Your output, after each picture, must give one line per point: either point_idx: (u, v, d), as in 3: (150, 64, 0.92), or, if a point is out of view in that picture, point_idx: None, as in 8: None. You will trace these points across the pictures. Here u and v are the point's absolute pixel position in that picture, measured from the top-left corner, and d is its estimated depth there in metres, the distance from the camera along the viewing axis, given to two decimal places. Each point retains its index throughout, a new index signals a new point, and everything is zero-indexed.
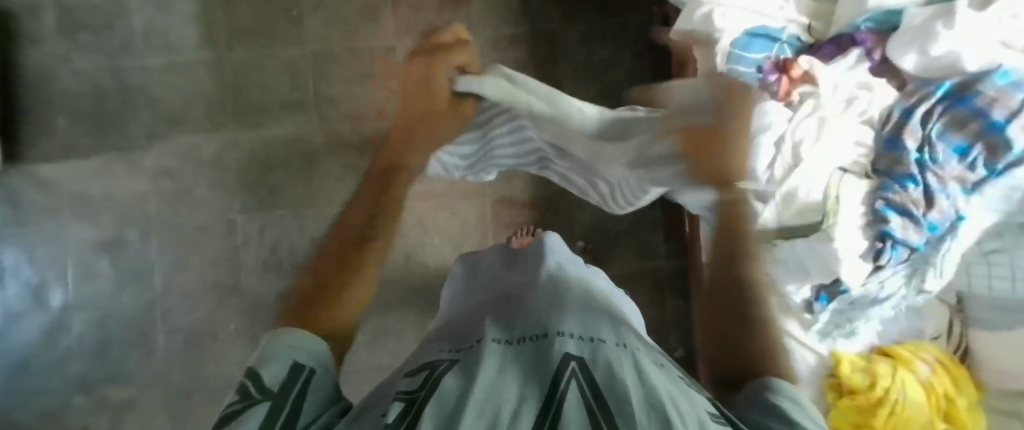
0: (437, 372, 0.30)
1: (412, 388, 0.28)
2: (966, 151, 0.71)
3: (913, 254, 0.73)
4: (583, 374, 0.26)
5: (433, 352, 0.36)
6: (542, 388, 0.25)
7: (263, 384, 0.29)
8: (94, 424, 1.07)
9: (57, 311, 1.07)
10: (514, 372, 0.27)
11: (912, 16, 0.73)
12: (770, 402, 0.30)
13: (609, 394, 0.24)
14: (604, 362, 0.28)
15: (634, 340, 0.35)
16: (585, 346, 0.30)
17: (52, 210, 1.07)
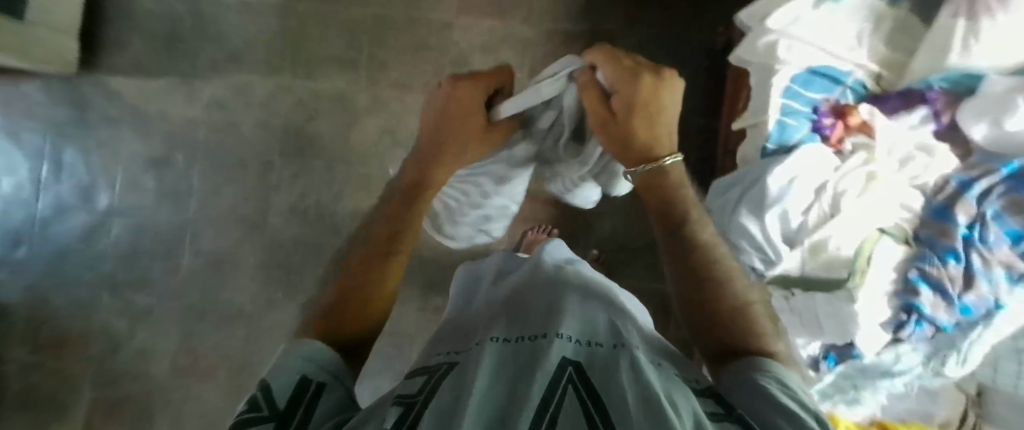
0: (439, 376, 0.29)
1: (410, 396, 0.27)
2: (1020, 236, 0.67)
3: (939, 333, 0.70)
4: (581, 382, 0.25)
5: (434, 357, 0.35)
6: (541, 393, 0.23)
7: (273, 397, 0.31)
8: (114, 322, 1.16)
9: (101, 212, 1.15)
10: (518, 375, 0.26)
11: (991, 84, 0.68)
12: (760, 384, 0.31)
13: (606, 404, 0.23)
14: (603, 367, 0.27)
15: (635, 340, 0.34)
16: (581, 349, 0.29)
17: (113, 118, 1.14)
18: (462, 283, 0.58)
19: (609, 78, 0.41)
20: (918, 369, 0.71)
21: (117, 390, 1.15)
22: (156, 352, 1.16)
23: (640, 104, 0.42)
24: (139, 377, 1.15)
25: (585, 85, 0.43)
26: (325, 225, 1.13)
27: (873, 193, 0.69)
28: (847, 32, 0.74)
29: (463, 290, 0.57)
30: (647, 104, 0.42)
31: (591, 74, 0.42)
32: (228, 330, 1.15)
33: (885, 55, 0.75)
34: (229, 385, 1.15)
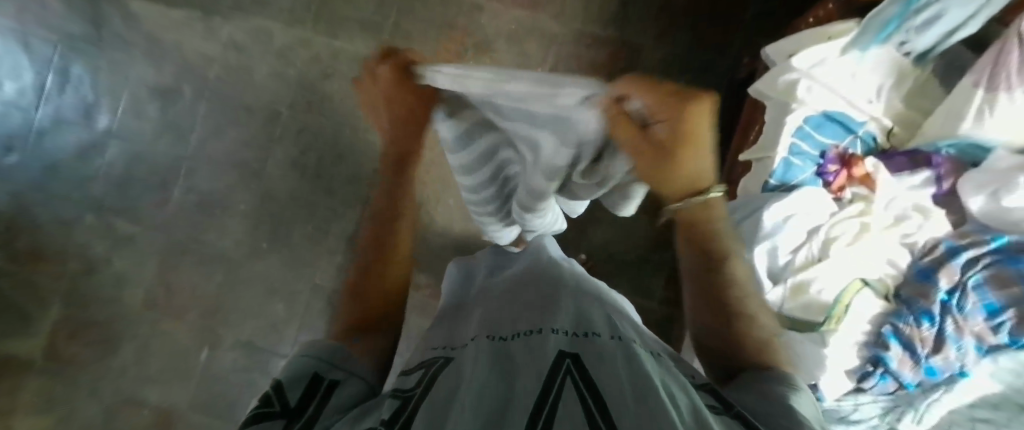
0: (434, 371, 0.29)
1: (406, 391, 0.28)
2: (996, 311, 0.67)
3: (900, 389, 0.70)
4: (578, 369, 0.25)
5: (427, 355, 0.36)
6: (540, 382, 0.24)
7: (285, 393, 0.32)
8: (94, 244, 1.15)
9: (99, 133, 1.14)
10: (514, 367, 0.26)
11: (996, 158, 0.69)
12: (775, 395, 0.32)
13: (604, 387, 0.23)
14: (600, 356, 0.27)
15: (631, 335, 0.34)
16: (578, 341, 0.30)
17: (127, 41, 1.13)
18: (455, 276, 0.58)
19: (648, 109, 0.24)
20: (873, 421, 0.70)
21: (86, 312, 1.14)
22: (132, 282, 1.15)
23: (681, 144, 0.27)
24: (110, 303, 1.15)
25: (613, 115, 0.25)
26: (322, 184, 1.13)
27: (861, 244, 0.70)
28: (867, 84, 0.75)
29: (456, 285, 0.56)
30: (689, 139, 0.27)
31: (620, 104, 0.25)
32: (207, 272, 1.15)
33: (902, 113, 0.77)
34: (200, 327, 1.15)
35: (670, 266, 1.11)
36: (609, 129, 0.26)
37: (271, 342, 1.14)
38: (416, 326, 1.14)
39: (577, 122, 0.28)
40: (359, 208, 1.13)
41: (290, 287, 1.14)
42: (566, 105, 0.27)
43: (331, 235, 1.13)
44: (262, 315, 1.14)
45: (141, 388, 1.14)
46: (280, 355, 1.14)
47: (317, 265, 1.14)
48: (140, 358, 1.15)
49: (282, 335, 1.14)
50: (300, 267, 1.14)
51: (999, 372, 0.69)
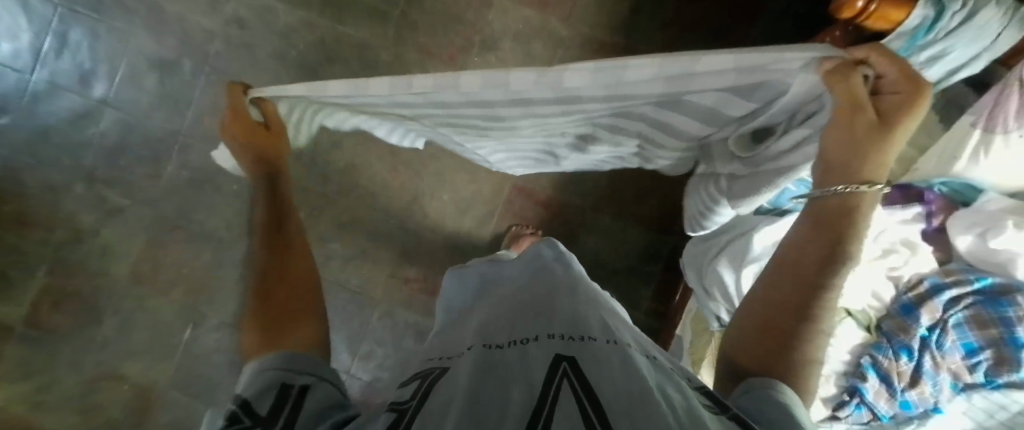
0: (430, 384, 0.32)
1: (406, 402, 0.31)
2: (974, 350, 0.66)
3: (875, 420, 0.71)
4: (575, 374, 0.28)
5: (426, 364, 0.39)
6: (536, 391, 0.27)
7: (254, 408, 0.31)
8: (82, 214, 1.13)
9: (94, 101, 1.12)
10: (511, 378, 0.30)
11: (988, 200, 0.70)
12: (773, 398, 0.33)
13: (600, 389, 0.27)
14: (596, 358, 0.31)
15: (625, 335, 0.37)
16: (572, 344, 0.33)
17: (129, 9, 1.11)
18: (453, 285, 0.60)
19: (884, 77, 0.34)
20: None
21: (70, 282, 1.14)
22: (119, 254, 1.14)
23: (893, 126, 0.35)
24: (95, 274, 1.14)
25: (843, 74, 0.33)
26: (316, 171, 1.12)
27: None
28: None
29: (453, 295, 0.58)
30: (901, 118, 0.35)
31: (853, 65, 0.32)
32: (195, 250, 1.14)
33: None
34: (184, 304, 1.14)
35: (658, 278, 1.12)
36: (834, 89, 0.34)
37: None
38: (401, 319, 1.14)
39: (800, 81, 0.36)
40: (351, 198, 1.12)
41: None
42: (784, 64, 0.33)
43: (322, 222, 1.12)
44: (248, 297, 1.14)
45: (121, 361, 1.14)
46: None
47: None
48: (122, 331, 1.14)
49: None
50: None
51: (973, 412, 0.70)
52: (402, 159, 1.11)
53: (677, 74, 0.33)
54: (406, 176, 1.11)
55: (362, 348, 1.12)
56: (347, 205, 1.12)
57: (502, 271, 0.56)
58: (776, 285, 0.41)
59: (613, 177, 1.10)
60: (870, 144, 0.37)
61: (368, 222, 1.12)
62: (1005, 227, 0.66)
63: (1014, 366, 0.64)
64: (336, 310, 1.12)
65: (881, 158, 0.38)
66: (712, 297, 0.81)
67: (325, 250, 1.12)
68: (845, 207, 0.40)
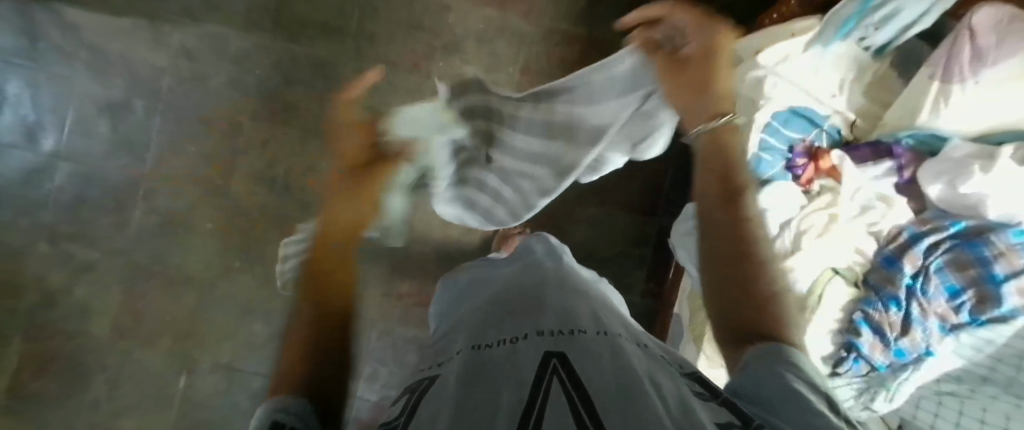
0: (418, 397, 0.30)
1: (395, 419, 0.29)
2: (957, 292, 0.71)
3: (873, 372, 0.74)
4: (565, 371, 0.28)
5: (416, 376, 0.37)
6: (527, 390, 0.26)
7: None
8: (50, 274, 1.08)
9: (45, 155, 1.07)
10: (501, 378, 0.28)
11: (953, 147, 0.73)
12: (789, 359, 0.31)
13: (591, 387, 0.26)
14: (587, 354, 0.30)
15: (615, 326, 0.37)
16: (562, 339, 0.32)
17: (67, 54, 1.05)
18: (442, 296, 0.58)
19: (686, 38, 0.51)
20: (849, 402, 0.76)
21: (47, 347, 1.08)
22: (95, 310, 1.09)
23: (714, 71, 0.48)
24: (74, 335, 1.09)
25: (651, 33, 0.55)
26: (293, 197, 1.09)
27: (832, 235, 0.73)
28: (829, 80, 0.78)
29: (444, 304, 0.56)
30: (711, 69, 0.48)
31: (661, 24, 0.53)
32: (176, 296, 1.10)
33: (863, 105, 0.80)
34: (172, 353, 1.10)
35: (650, 259, 1.13)
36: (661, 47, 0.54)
37: (252, 363, 1.10)
38: (401, 335, 1.13)
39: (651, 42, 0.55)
40: None
41: (266, 306, 1.10)
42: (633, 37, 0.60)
43: None
44: (238, 337, 1.10)
45: (114, 420, 1.10)
46: (261, 376, 1.11)
47: None
48: (112, 389, 1.10)
49: (262, 355, 1.10)
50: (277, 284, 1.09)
51: (961, 349, 0.75)
52: None
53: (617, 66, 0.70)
54: None
55: (366, 370, 1.11)
56: None
57: (486, 275, 0.53)
58: (710, 246, 0.41)
59: None
60: (703, 83, 0.48)
61: None
62: (971, 172, 0.69)
63: (995, 304, 0.69)
64: None
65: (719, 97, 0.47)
66: None
67: None
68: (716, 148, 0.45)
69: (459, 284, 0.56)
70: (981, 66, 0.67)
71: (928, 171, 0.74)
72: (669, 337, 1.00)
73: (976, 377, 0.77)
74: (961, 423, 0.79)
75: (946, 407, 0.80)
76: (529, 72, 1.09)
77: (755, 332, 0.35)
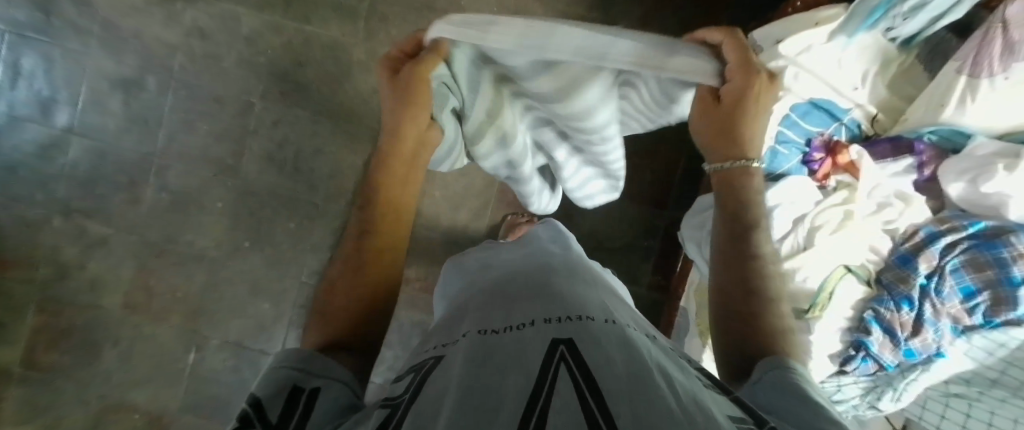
0: (423, 376, 0.30)
1: (399, 396, 0.29)
2: (972, 294, 0.70)
3: (880, 371, 0.74)
4: (572, 358, 0.27)
5: (420, 354, 0.37)
6: (533, 376, 0.26)
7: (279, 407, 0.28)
8: (65, 248, 1.10)
9: (59, 130, 1.08)
10: (507, 363, 0.28)
11: (977, 144, 0.71)
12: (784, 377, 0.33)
13: (599, 374, 0.26)
14: (594, 342, 0.30)
15: (624, 316, 0.37)
16: (569, 326, 0.32)
17: (81, 29, 1.05)
18: (450, 276, 0.58)
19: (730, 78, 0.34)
20: (854, 400, 0.77)
21: (62, 318, 1.11)
22: (108, 285, 1.11)
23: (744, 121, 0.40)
24: (87, 308, 1.11)
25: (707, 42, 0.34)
26: (302, 179, 1.09)
27: (847, 232, 0.72)
28: (852, 71, 0.75)
29: (452, 283, 0.56)
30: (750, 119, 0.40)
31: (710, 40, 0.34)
32: (186, 273, 1.11)
33: (886, 99, 0.78)
34: (183, 329, 1.12)
35: (658, 251, 1.12)
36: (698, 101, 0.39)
37: (259, 342, 1.12)
38: (407, 319, 1.13)
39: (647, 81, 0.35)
40: (341, 203, 1.09)
41: (274, 286, 1.11)
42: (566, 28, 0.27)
43: (315, 230, 1.10)
44: (247, 315, 1.12)
45: (127, 392, 1.13)
46: (269, 355, 1.12)
47: (304, 259, 1.11)
48: (124, 363, 1.12)
49: (270, 334, 1.12)
50: (286, 264, 1.11)
51: (973, 351, 0.74)
52: None
53: (474, 18, 0.30)
54: None
55: None
56: (338, 210, 1.10)
57: (496, 258, 0.53)
58: (720, 281, 0.44)
59: None
60: (740, 134, 0.41)
61: None
62: (995, 170, 0.67)
63: (1011, 307, 0.67)
64: None
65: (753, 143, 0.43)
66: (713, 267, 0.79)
67: (322, 258, 1.10)
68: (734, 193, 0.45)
69: (469, 263, 0.56)
70: (1012, 60, 0.65)
71: (950, 168, 0.72)
72: (674, 330, 1.00)
73: (986, 380, 0.77)
74: (968, 425, 0.78)
75: (953, 409, 0.80)
76: None
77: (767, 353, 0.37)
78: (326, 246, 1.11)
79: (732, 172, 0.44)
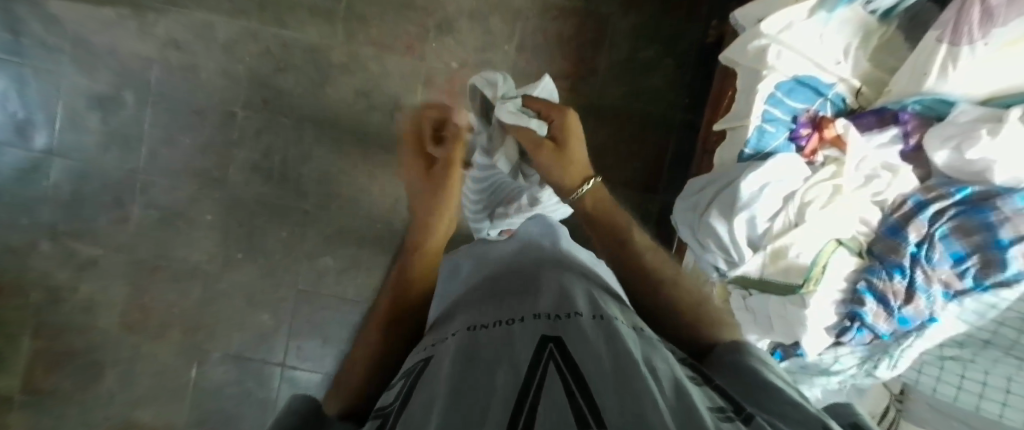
0: (415, 380, 0.31)
1: (391, 403, 0.30)
2: (961, 258, 0.71)
3: (876, 340, 0.76)
4: (560, 355, 0.28)
5: (412, 356, 0.37)
6: (522, 374, 0.26)
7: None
8: (54, 271, 1.09)
9: (39, 153, 1.06)
10: (496, 362, 0.28)
11: (960, 111, 0.72)
12: (760, 368, 0.33)
13: (587, 371, 0.26)
14: (580, 337, 0.30)
15: (613, 308, 0.37)
16: (558, 323, 0.32)
17: (52, 47, 1.03)
18: (441, 277, 0.56)
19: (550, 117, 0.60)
20: (852, 370, 0.79)
21: (58, 343, 1.10)
22: (101, 306, 1.10)
23: (568, 139, 0.59)
24: (82, 331, 1.10)
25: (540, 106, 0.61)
26: (291, 187, 1.08)
27: (835, 206, 0.73)
28: (834, 45, 0.75)
29: (443, 283, 0.55)
30: (573, 137, 0.60)
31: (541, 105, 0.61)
32: (181, 289, 1.10)
33: (868, 72, 0.78)
34: (181, 345, 1.11)
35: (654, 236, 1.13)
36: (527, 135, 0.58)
37: (259, 353, 1.11)
38: None
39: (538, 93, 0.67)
40: (333, 208, 1.09)
41: (270, 297, 1.10)
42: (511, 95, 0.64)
43: (308, 237, 1.09)
44: (245, 327, 1.11)
45: (130, 411, 1.12)
46: (271, 365, 1.12)
47: (300, 267, 1.10)
48: (124, 383, 1.12)
49: (270, 345, 1.11)
50: (282, 272, 1.10)
51: (965, 314, 0.76)
52: (375, 161, 1.08)
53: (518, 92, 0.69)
54: (385, 179, 1.08)
55: None
56: (330, 215, 1.09)
57: (485, 256, 0.53)
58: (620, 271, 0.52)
59: (596, 143, 1.08)
60: (570, 156, 0.58)
61: (356, 229, 1.09)
62: (979, 136, 0.68)
63: (1000, 268, 0.69)
64: (340, 323, 1.10)
65: (580, 163, 0.58)
66: (705, 249, 0.78)
67: (317, 265, 1.10)
68: (595, 208, 0.57)
69: (459, 264, 0.55)
70: (991, 27, 0.66)
71: (934, 137, 0.73)
72: None
73: (978, 341, 0.79)
74: (963, 385, 0.81)
75: (949, 371, 0.82)
76: (526, 49, 1.06)
77: (690, 335, 0.44)
78: (321, 253, 1.10)
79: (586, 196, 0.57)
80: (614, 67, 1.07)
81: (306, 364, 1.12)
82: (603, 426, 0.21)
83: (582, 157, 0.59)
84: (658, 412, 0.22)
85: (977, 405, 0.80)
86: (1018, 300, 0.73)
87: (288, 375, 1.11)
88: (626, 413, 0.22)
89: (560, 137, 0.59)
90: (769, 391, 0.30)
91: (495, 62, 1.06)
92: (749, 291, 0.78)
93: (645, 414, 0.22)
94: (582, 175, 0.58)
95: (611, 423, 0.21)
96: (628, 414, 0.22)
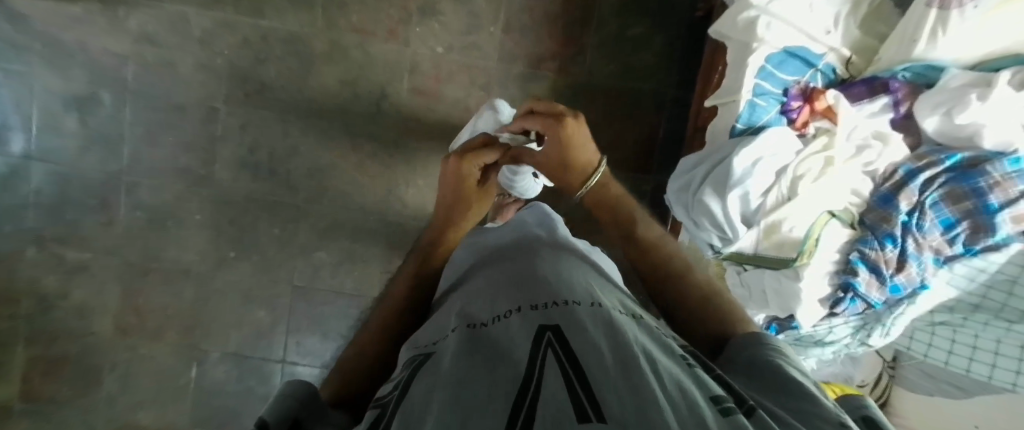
0: (412, 373, 0.30)
1: (388, 396, 0.29)
2: (952, 225, 0.72)
3: (868, 309, 0.77)
4: (560, 347, 0.28)
5: (410, 351, 0.36)
6: (521, 366, 0.26)
7: None
8: (44, 278, 1.07)
9: (17, 158, 1.03)
10: (494, 355, 0.28)
11: (952, 76, 0.71)
12: (769, 361, 0.33)
13: (587, 364, 0.26)
14: (578, 328, 0.30)
15: (612, 299, 0.36)
16: (556, 314, 0.32)
17: (21, 48, 0.99)
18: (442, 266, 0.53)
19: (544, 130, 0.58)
20: (846, 339, 0.81)
21: (54, 349, 1.10)
22: (96, 311, 1.09)
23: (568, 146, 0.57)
24: (78, 336, 1.09)
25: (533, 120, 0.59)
26: (280, 182, 1.06)
27: (829, 178, 0.72)
28: (823, 14, 0.75)
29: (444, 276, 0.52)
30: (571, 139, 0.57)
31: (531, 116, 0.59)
32: (175, 290, 1.09)
33: (858, 40, 0.77)
34: (180, 345, 1.11)
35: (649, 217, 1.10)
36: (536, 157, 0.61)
37: (259, 349, 1.11)
38: None
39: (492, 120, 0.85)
40: (324, 202, 1.07)
41: (267, 294, 1.10)
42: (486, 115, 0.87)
43: (302, 230, 1.08)
44: (244, 324, 1.11)
45: (135, 413, 1.12)
46: (271, 361, 1.12)
47: (294, 262, 1.09)
48: (126, 385, 1.11)
49: (269, 342, 1.11)
50: (277, 268, 1.09)
51: (955, 279, 0.78)
52: (364, 152, 1.06)
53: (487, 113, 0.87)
54: (375, 169, 1.07)
55: None
56: (322, 209, 1.08)
57: (479, 245, 0.52)
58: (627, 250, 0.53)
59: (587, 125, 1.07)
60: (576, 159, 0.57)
61: (350, 221, 1.08)
62: (968, 101, 0.67)
63: (989, 232, 0.71)
64: (340, 317, 1.10)
65: (585, 162, 0.57)
66: (701, 227, 0.78)
67: (312, 259, 1.09)
68: (600, 204, 0.58)
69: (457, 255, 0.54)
70: None
71: (921, 103, 0.73)
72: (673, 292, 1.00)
73: (968, 306, 0.80)
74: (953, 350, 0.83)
75: (939, 336, 0.84)
76: (511, 30, 1.04)
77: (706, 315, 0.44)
78: (315, 247, 1.09)
79: (597, 195, 0.58)
80: (603, 45, 1.05)
81: (307, 360, 1.12)
82: (603, 418, 0.20)
83: (588, 154, 0.57)
84: (658, 405, 0.22)
85: (968, 367, 0.83)
86: (1007, 262, 0.75)
87: (289, 370, 1.12)
88: (628, 404, 0.22)
89: (558, 152, 0.57)
90: (779, 385, 0.30)
91: (482, 45, 1.04)
92: (744, 266, 0.79)
93: (647, 408, 0.21)
94: (590, 172, 0.57)
95: (611, 416, 0.21)
96: (629, 406, 0.22)
